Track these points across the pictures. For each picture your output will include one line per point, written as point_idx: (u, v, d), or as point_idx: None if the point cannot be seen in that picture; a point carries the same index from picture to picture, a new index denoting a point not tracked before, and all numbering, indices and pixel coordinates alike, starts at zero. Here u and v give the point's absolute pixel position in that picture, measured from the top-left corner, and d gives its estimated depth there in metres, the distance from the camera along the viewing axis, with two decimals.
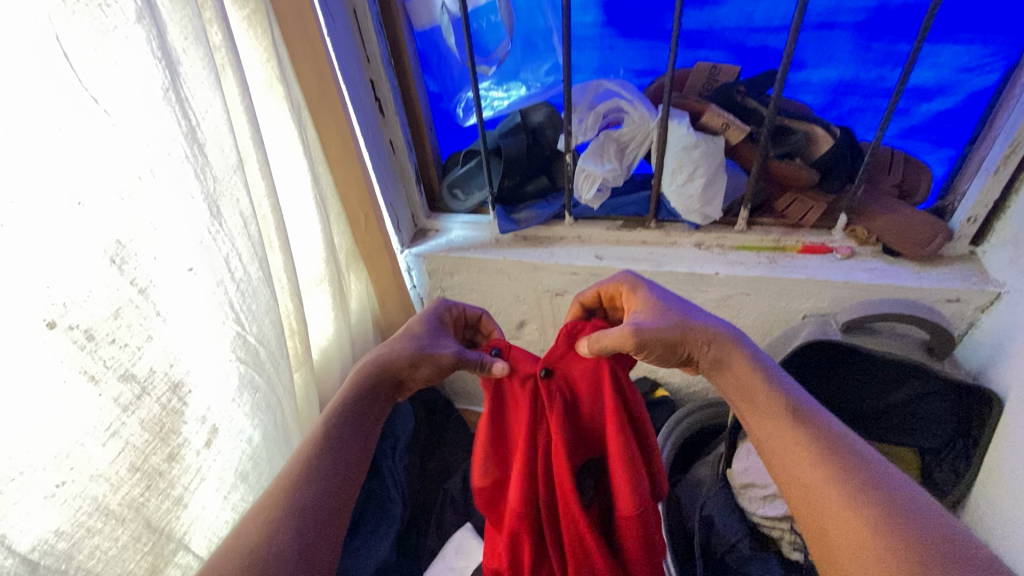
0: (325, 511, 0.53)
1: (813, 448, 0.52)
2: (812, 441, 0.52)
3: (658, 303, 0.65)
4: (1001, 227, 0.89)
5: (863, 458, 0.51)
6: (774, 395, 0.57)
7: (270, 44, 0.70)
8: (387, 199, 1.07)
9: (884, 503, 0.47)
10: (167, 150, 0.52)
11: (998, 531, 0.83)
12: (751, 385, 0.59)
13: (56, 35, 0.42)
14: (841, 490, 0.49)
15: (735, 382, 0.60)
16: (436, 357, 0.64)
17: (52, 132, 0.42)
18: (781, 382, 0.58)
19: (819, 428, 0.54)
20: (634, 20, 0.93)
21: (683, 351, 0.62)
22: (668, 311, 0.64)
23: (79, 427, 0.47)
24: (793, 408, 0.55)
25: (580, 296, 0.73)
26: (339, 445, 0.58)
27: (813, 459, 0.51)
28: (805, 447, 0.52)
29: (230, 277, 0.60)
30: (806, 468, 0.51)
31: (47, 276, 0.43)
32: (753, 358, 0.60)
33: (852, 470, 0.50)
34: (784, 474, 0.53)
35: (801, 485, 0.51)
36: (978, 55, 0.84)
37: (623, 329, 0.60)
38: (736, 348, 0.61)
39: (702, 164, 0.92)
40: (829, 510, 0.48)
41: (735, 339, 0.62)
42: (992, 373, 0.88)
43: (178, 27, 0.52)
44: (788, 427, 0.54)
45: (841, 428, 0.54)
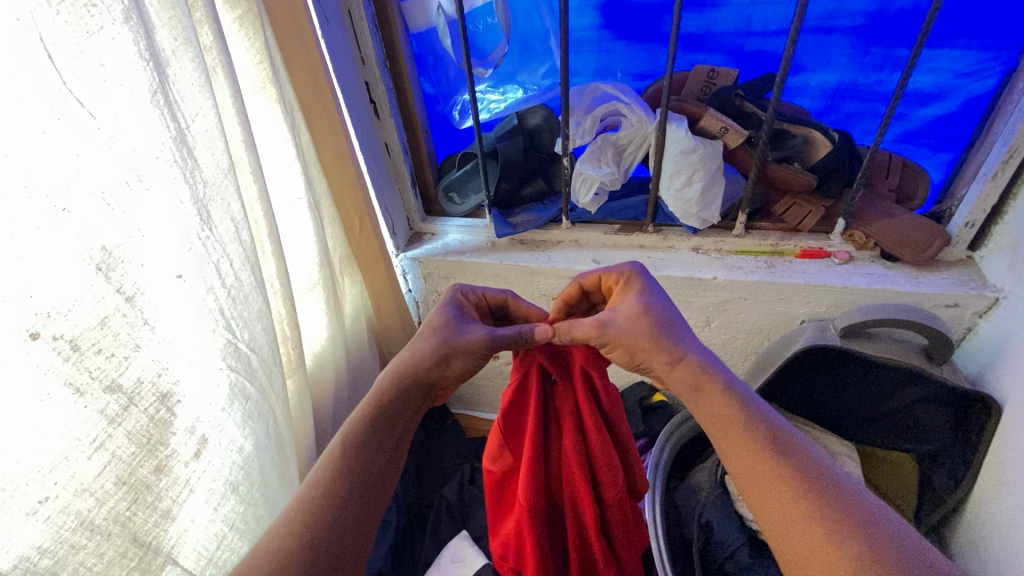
0: (348, 531, 0.54)
1: (792, 483, 0.51)
2: (791, 476, 0.51)
3: (644, 305, 0.64)
4: (999, 232, 0.89)
5: (840, 493, 0.50)
6: (752, 428, 0.55)
7: (262, 45, 0.69)
8: (383, 203, 1.05)
9: (863, 542, 0.46)
10: (155, 154, 0.50)
11: (998, 538, 0.82)
12: (718, 411, 0.57)
13: (39, 35, 0.40)
14: (823, 527, 0.48)
15: (702, 408, 0.58)
16: (466, 343, 0.65)
17: (36, 135, 0.41)
18: (750, 407, 0.57)
19: (794, 462, 0.52)
20: (631, 23, 0.92)
21: (642, 359, 0.63)
22: (646, 314, 0.63)
23: (64, 440, 0.45)
24: (765, 440, 0.54)
25: (581, 278, 0.72)
26: (369, 465, 0.58)
27: (793, 495, 0.50)
28: (785, 483, 0.51)
29: (220, 283, 0.59)
30: (787, 506, 0.50)
31: (31, 284, 0.41)
32: (726, 386, 0.59)
33: (832, 507, 0.49)
34: (763, 511, 0.52)
35: (776, 516, 0.50)
36: (975, 60, 0.84)
37: (592, 322, 0.63)
38: (703, 371, 0.60)
39: (700, 169, 0.92)
40: (808, 544, 0.48)
41: (704, 363, 0.61)
42: (990, 379, 0.88)
43: (168, 28, 0.51)
44: (758, 455, 0.53)
45: (811, 454, 0.53)
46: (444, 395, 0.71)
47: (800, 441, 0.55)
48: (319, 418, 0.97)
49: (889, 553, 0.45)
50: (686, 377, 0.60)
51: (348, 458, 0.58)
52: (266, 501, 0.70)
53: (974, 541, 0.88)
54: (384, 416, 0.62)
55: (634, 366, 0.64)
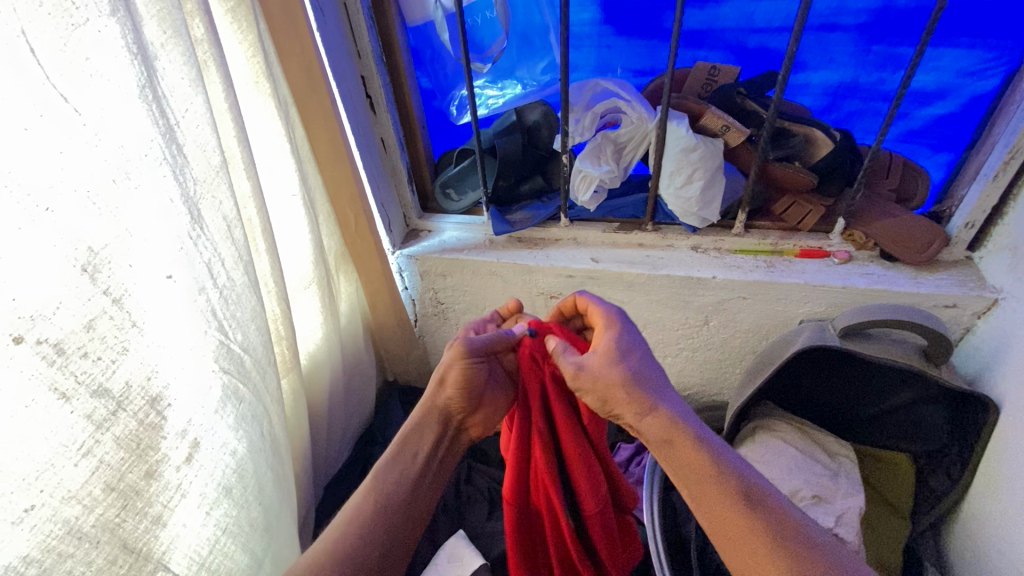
0: (374, 555, 0.56)
1: (765, 539, 0.50)
2: (763, 532, 0.50)
3: (622, 348, 0.62)
4: (999, 233, 0.89)
5: (812, 548, 0.49)
6: (723, 481, 0.53)
7: (255, 38, 0.67)
8: (379, 199, 1.04)
9: None
10: (143, 151, 0.49)
11: (997, 540, 0.82)
12: (691, 466, 0.55)
13: (22, 29, 0.38)
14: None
15: (676, 463, 0.56)
16: (447, 358, 0.65)
17: (18, 132, 0.39)
18: (723, 459, 0.55)
19: (766, 516, 0.51)
20: (632, 17, 0.91)
21: (615, 408, 0.60)
22: (621, 359, 0.61)
23: (49, 446, 0.44)
24: (741, 495, 0.52)
25: (574, 297, 0.71)
26: (398, 492, 0.61)
27: (767, 551, 0.49)
28: (757, 539, 0.50)
29: (212, 283, 0.58)
30: (762, 562, 0.49)
31: (14, 287, 0.40)
32: (697, 437, 0.57)
33: (806, 564, 0.48)
34: (738, 564, 0.51)
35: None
36: (978, 59, 0.83)
37: (568, 364, 0.61)
38: (673, 425, 0.57)
39: (700, 167, 0.91)
40: None
41: (677, 416, 0.58)
42: (988, 380, 0.88)
43: (157, 20, 0.49)
44: (733, 512, 0.52)
45: (784, 507, 0.52)
46: (479, 421, 0.69)
47: (773, 492, 0.54)
48: (314, 417, 0.95)
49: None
50: (656, 431, 0.58)
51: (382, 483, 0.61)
52: (261, 504, 0.69)
53: (971, 541, 0.88)
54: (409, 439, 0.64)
55: (606, 413, 0.61)
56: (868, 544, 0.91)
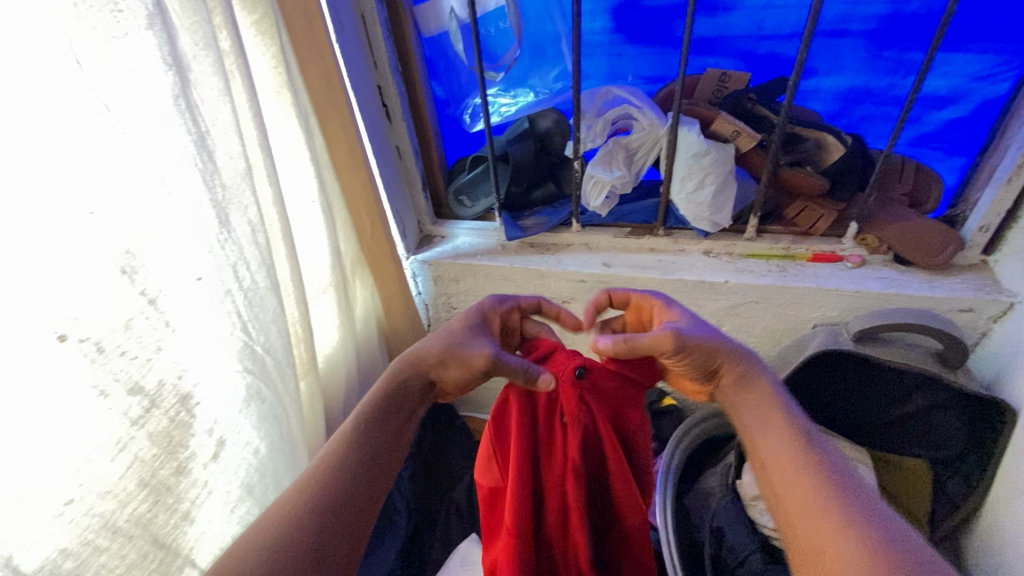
0: (347, 494, 0.53)
1: (816, 469, 0.52)
2: (814, 465, 0.52)
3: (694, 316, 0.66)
4: (1014, 236, 0.89)
5: (861, 491, 0.50)
6: (786, 417, 0.57)
7: (278, 49, 0.70)
8: (394, 206, 1.06)
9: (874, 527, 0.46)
10: (177, 158, 0.51)
11: (1018, 547, 0.81)
12: (759, 404, 0.59)
13: (69, 40, 0.41)
14: (841, 510, 0.48)
15: (744, 401, 0.61)
16: (468, 355, 0.63)
17: (65, 139, 0.42)
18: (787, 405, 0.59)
19: (822, 456, 0.53)
20: (643, 26, 0.92)
21: (714, 361, 0.62)
22: (705, 325, 0.64)
23: (89, 442, 0.45)
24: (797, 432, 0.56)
25: (609, 292, 0.70)
26: (375, 439, 0.58)
27: (814, 479, 0.51)
28: (804, 466, 0.52)
29: (237, 286, 0.59)
30: (804, 483, 0.51)
31: (59, 287, 0.42)
32: (773, 389, 0.61)
33: (845, 492, 0.50)
34: (781, 490, 0.53)
35: (791, 496, 0.51)
36: (989, 64, 0.83)
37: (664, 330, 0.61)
38: (751, 368, 0.62)
39: (712, 172, 0.91)
40: (818, 522, 0.48)
41: (759, 368, 0.63)
42: (1006, 385, 0.87)
43: (190, 33, 0.52)
44: (787, 443, 0.55)
45: (835, 452, 0.55)
46: (448, 398, 0.70)
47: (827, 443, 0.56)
48: (330, 419, 0.97)
49: (899, 544, 0.44)
50: (736, 377, 0.62)
51: (362, 430, 0.58)
52: None
53: (991, 547, 0.87)
54: (388, 404, 0.62)
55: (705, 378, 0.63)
56: None
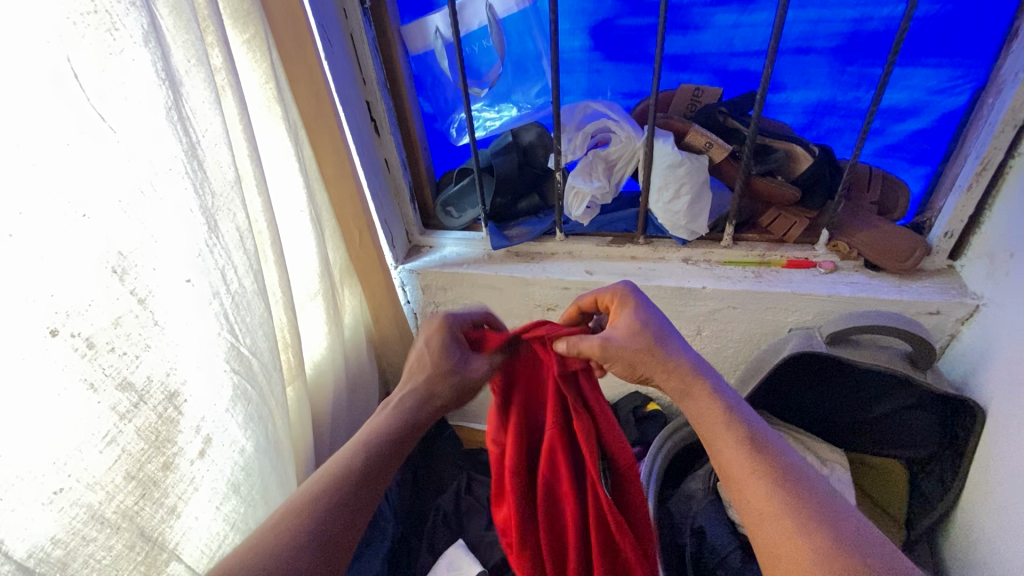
0: (336, 525, 0.52)
1: (766, 473, 0.52)
2: (766, 469, 0.52)
3: (641, 321, 0.66)
4: (977, 241, 0.92)
5: (814, 490, 0.50)
6: (733, 423, 0.56)
7: (268, 66, 0.73)
8: (382, 217, 1.09)
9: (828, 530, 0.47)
10: (168, 165, 0.54)
11: (992, 542, 0.83)
12: (706, 412, 0.59)
13: (67, 56, 0.44)
14: (793, 515, 0.48)
15: (692, 410, 0.60)
16: (473, 377, 0.69)
17: (62, 147, 0.45)
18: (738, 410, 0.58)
19: (774, 458, 0.53)
20: (619, 44, 0.97)
21: (642, 371, 0.64)
22: (644, 329, 0.65)
23: (77, 434, 0.48)
24: (749, 437, 0.55)
25: (579, 301, 0.75)
26: (371, 472, 0.57)
27: (766, 484, 0.51)
28: (758, 474, 0.52)
29: (225, 289, 0.62)
30: (759, 493, 0.51)
31: (52, 284, 0.45)
32: (715, 388, 0.60)
33: (799, 497, 0.50)
34: (738, 497, 0.53)
35: (751, 506, 0.51)
36: (946, 78, 0.88)
37: (592, 338, 0.63)
38: (693, 375, 0.61)
39: (687, 182, 0.95)
40: (777, 532, 0.48)
41: (696, 367, 0.62)
42: (974, 384, 0.90)
43: (183, 50, 0.55)
44: (740, 451, 0.54)
45: (789, 453, 0.54)
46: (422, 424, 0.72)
47: (781, 443, 0.55)
48: (318, 424, 0.99)
49: (857, 546, 0.45)
50: (674, 380, 0.61)
51: (346, 466, 0.56)
52: (266, 503, 0.72)
53: (966, 545, 0.89)
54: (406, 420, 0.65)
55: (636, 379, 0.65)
56: None
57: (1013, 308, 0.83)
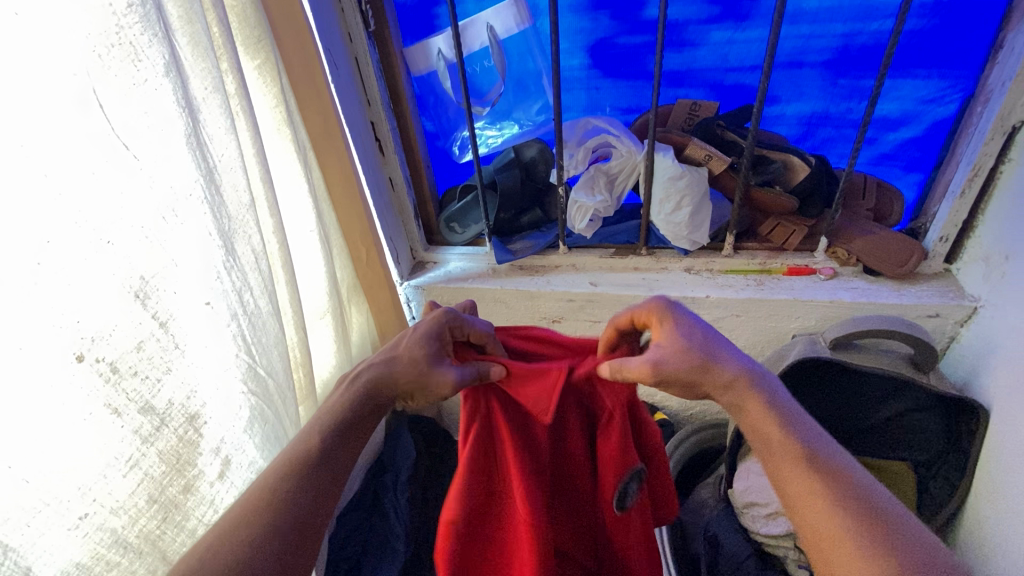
0: (305, 514, 0.52)
1: (830, 495, 0.51)
2: (828, 490, 0.51)
3: (689, 334, 0.61)
4: (972, 245, 0.94)
5: (866, 489, 0.51)
6: (791, 439, 0.55)
7: (279, 91, 0.75)
8: (387, 234, 1.10)
9: (897, 558, 0.46)
10: (188, 191, 0.55)
11: (1003, 543, 0.84)
12: (762, 429, 0.56)
13: (93, 88, 0.46)
14: (850, 516, 0.49)
15: (749, 425, 0.58)
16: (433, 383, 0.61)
17: (86, 176, 0.46)
18: (795, 423, 0.56)
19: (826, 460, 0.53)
20: (617, 62, 0.99)
21: (697, 382, 0.60)
22: (699, 340, 0.60)
23: (101, 459, 0.48)
24: (809, 454, 0.53)
25: (614, 321, 0.64)
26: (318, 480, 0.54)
27: (829, 506, 0.50)
28: (820, 496, 0.51)
29: (242, 311, 0.62)
30: (823, 516, 0.50)
31: (78, 311, 0.45)
32: (764, 392, 0.58)
33: (866, 520, 0.49)
34: (798, 517, 0.52)
35: (815, 530, 0.51)
36: (936, 88, 0.91)
37: (642, 360, 0.58)
38: (748, 389, 0.58)
39: (688, 195, 0.97)
40: (843, 557, 0.48)
41: (752, 379, 0.58)
42: (977, 385, 0.91)
43: (200, 79, 0.57)
44: (801, 471, 0.53)
45: (851, 468, 0.53)
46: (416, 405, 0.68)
47: (843, 457, 0.54)
48: None
49: (910, 548, 0.47)
50: (728, 383, 0.58)
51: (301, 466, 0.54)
52: None
53: (976, 544, 0.90)
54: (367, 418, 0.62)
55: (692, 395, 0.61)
56: None
57: (1011, 310, 0.85)
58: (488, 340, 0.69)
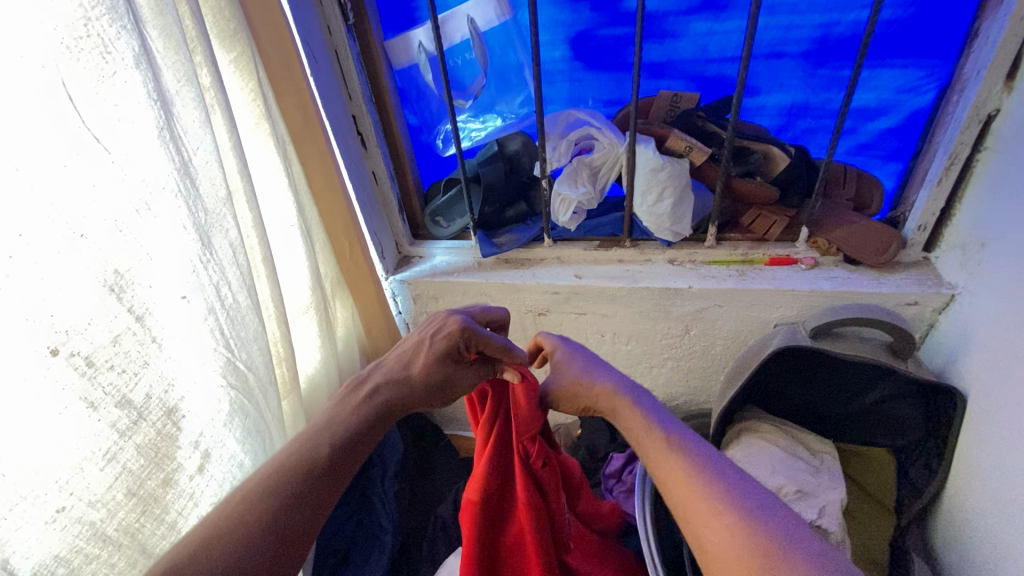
0: (291, 520, 0.51)
1: (676, 460, 0.59)
2: (675, 458, 0.59)
3: (571, 364, 0.75)
4: (950, 233, 0.96)
5: (734, 481, 0.55)
6: (654, 438, 0.62)
7: (256, 84, 0.75)
8: (371, 228, 1.10)
9: (743, 527, 0.50)
10: (162, 184, 0.55)
11: (980, 526, 0.85)
12: (629, 423, 0.66)
13: (62, 80, 0.45)
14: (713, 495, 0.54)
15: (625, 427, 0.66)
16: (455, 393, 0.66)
17: (57, 169, 0.46)
18: (652, 419, 0.64)
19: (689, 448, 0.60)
20: (599, 54, 1.00)
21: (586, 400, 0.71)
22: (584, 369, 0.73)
23: (78, 452, 0.48)
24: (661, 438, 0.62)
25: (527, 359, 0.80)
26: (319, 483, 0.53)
27: (683, 479, 0.57)
28: (676, 474, 0.58)
29: (220, 304, 0.62)
30: (686, 499, 0.56)
31: (51, 305, 0.45)
32: (633, 400, 0.67)
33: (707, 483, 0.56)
34: (681, 511, 0.56)
35: (677, 501, 0.57)
36: (912, 77, 0.92)
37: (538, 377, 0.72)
38: (613, 391, 0.69)
39: (670, 185, 0.98)
40: (704, 527, 0.53)
41: (618, 386, 0.69)
42: (954, 371, 0.93)
43: (172, 71, 0.57)
44: (651, 446, 0.62)
45: (689, 440, 0.62)
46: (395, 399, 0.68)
47: (687, 434, 0.63)
48: None
49: (786, 540, 0.49)
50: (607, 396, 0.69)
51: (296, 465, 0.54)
52: None
53: (954, 527, 0.91)
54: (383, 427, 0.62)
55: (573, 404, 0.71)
56: (854, 537, 0.93)
57: (987, 296, 0.86)
58: (505, 354, 0.66)
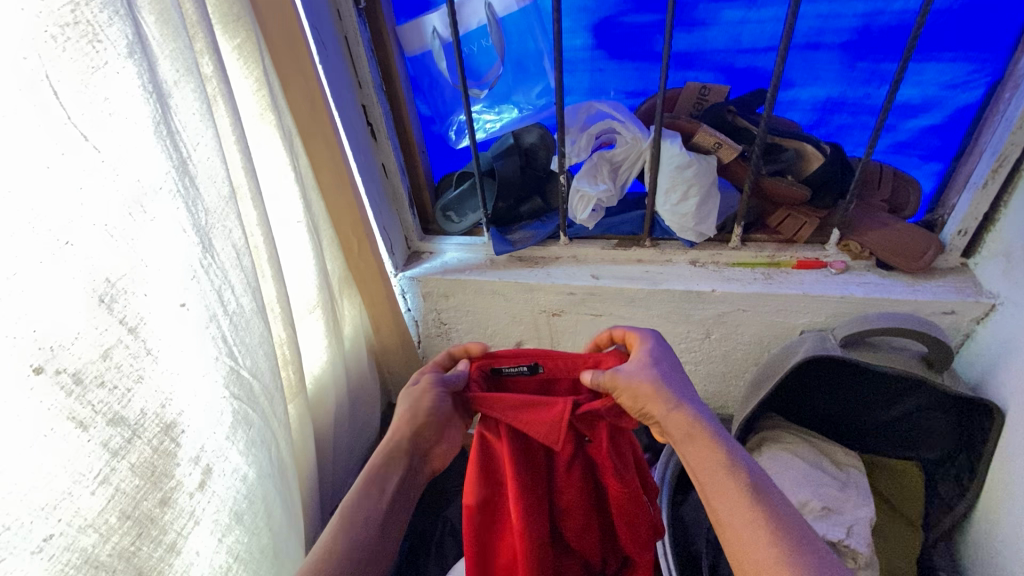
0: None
1: (753, 514, 0.51)
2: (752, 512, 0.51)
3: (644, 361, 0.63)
4: (992, 239, 0.90)
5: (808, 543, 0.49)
6: (729, 480, 0.53)
7: (261, 73, 0.70)
8: (381, 223, 1.06)
9: None
10: (158, 184, 0.51)
11: (1014, 549, 0.81)
12: (691, 454, 0.56)
13: (45, 72, 0.41)
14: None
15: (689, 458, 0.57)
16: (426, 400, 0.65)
17: (41, 170, 0.41)
18: (721, 453, 0.55)
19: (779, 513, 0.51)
20: (624, 42, 0.94)
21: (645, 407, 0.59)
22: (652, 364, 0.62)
23: (67, 476, 0.45)
24: (735, 483, 0.53)
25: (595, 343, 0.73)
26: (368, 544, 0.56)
27: (764, 540, 0.49)
28: (754, 530, 0.50)
29: (222, 310, 0.59)
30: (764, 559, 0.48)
31: (35, 320, 0.41)
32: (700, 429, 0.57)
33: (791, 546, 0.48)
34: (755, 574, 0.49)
35: (753, 567, 0.49)
36: (961, 72, 0.86)
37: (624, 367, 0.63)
38: (669, 410, 0.58)
39: (696, 183, 0.93)
40: None
41: (678, 404, 0.59)
42: (991, 385, 0.88)
43: (170, 60, 0.52)
44: (721, 492, 0.53)
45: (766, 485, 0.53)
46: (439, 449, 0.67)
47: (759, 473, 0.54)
48: (320, 439, 0.96)
49: None
50: (682, 433, 0.58)
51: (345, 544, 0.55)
52: (270, 530, 0.69)
53: (984, 547, 0.87)
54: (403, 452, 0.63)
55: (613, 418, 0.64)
56: (880, 555, 0.89)
57: None
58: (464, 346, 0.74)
